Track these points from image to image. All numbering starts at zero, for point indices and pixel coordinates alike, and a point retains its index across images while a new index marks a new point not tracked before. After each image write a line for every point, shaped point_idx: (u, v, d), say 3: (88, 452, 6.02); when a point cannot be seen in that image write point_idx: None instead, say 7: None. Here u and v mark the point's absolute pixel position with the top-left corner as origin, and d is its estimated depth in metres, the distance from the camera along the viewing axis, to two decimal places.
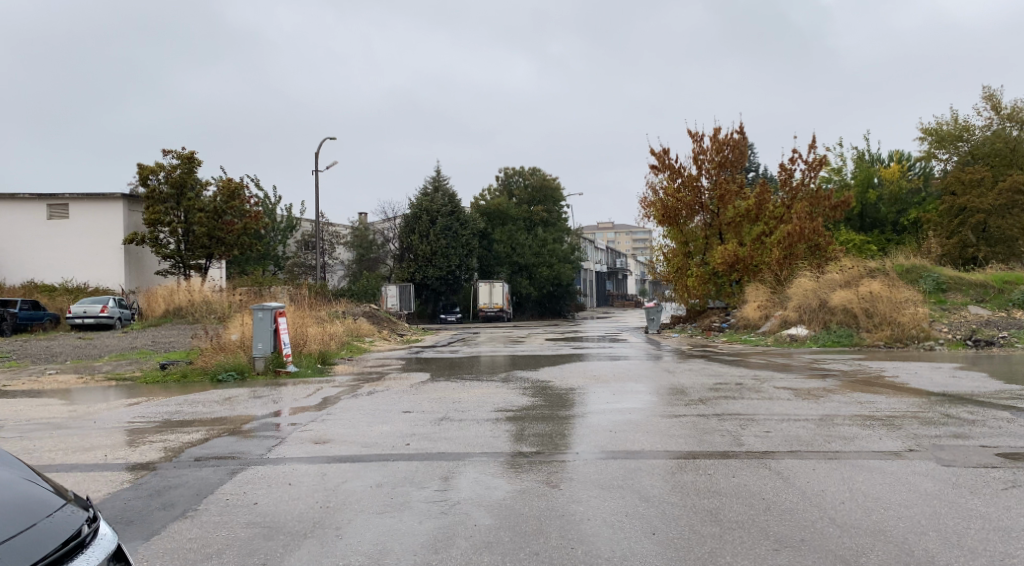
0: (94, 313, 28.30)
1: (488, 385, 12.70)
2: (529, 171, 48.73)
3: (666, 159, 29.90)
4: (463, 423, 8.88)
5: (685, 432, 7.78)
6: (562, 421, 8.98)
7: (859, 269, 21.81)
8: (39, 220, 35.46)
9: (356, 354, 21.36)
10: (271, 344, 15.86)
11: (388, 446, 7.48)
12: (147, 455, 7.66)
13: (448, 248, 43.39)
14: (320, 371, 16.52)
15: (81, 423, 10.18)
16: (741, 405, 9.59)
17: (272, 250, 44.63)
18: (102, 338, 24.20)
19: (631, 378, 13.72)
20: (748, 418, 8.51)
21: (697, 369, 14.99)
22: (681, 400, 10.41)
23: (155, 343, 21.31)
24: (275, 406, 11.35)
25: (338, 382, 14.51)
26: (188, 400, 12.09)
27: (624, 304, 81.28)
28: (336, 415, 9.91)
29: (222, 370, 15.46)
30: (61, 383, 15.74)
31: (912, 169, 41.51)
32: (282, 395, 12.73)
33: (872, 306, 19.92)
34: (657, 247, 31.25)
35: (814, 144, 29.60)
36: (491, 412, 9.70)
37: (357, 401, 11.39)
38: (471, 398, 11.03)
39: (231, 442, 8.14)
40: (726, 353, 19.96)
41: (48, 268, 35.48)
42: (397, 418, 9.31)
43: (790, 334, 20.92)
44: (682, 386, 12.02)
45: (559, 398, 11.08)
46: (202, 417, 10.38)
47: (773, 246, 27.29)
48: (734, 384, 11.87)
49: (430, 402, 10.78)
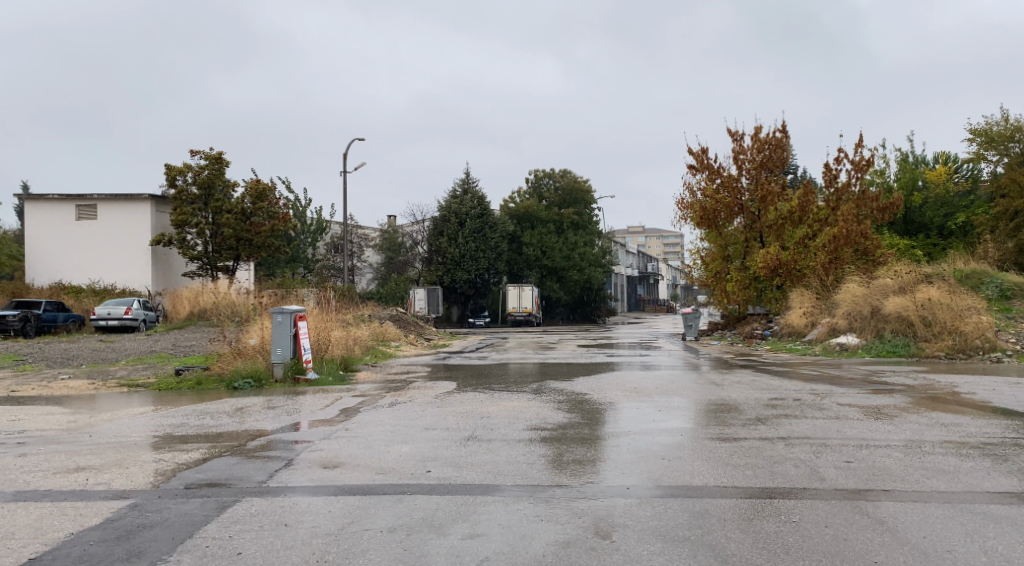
0: (118, 315, 27.70)
1: (520, 398, 11.67)
2: (560, 173, 47.54)
3: (705, 159, 28.74)
4: (492, 444, 7.90)
5: (750, 463, 6.70)
6: (604, 444, 7.96)
7: (915, 275, 20.56)
8: (68, 221, 35.04)
9: (381, 359, 20.43)
10: (291, 350, 14.96)
11: (405, 473, 6.48)
12: (134, 479, 6.74)
13: (477, 251, 42.50)
14: (342, 378, 15.56)
15: (76, 437, 9.26)
16: (806, 428, 8.49)
17: (302, 253, 43.98)
18: (123, 341, 23.46)
19: (674, 390, 12.60)
20: (821, 444, 7.43)
21: (746, 381, 13.88)
22: (735, 419, 9.32)
23: (175, 347, 20.53)
24: (289, 418, 10.40)
25: (361, 391, 13.59)
26: (198, 410, 11.20)
27: (656, 308, 79.95)
28: (354, 431, 8.96)
29: (238, 377, 14.58)
30: (70, 388, 14.89)
31: (959, 171, 39.78)
32: (300, 406, 11.81)
33: (931, 313, 18.67)
34: (693, 250, 30.18)
35: (861, 143, 28.23)
36: (524, 432, 8.66)
37: (377, 414, 10.41)
38: (500, 413, 10.00)
39: (228, 465, 7.17)
40: (772, 363, 18.80)
41: (76, 269, 35.06)
42: (418, 437, 8.30)
43: (839, 343, 19.77)
44: (733, 402, 10.92)
45: (596, 414, 10.05)
46: (206, 431, 9.42)
47: (818, 249, 26.03)
48: (791, 401, 10.79)
49: (456, 417, 9.76)
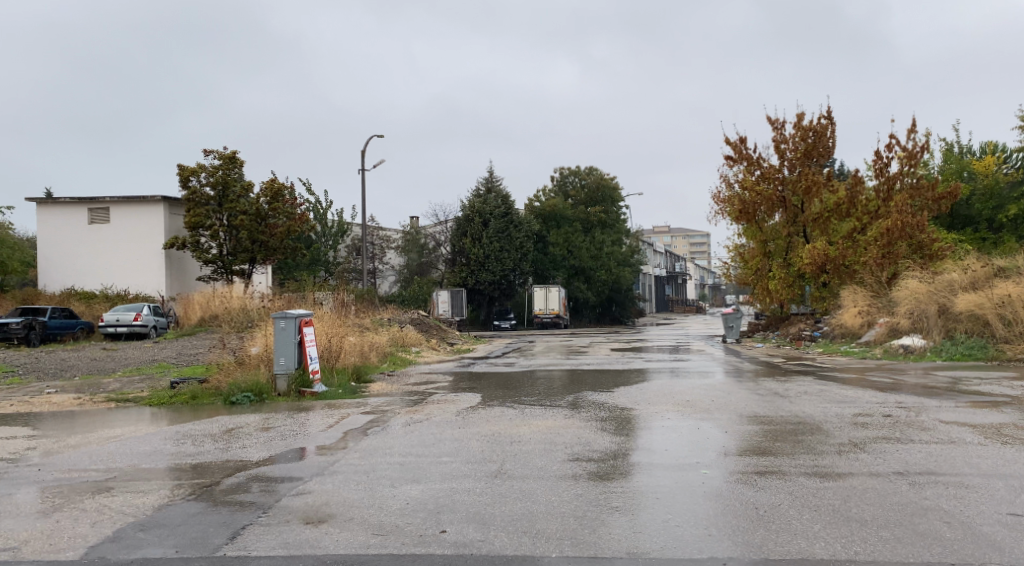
0: (127, 321, 26.23)
1: (555, 415, 10.01)
2: (586, 171, 45.62)
3: (743, 149, 26.88)
4: (530, 484, 6.24)
5: (876, 517, 4.99)
6: (669, 484, 6.24)
7: (986, 269, 19.10)
8: (81, 225, 33.75)
9: (400, 367, 18.81)
10: (295, 359, 13.29)
11: (411, 535, 4.86)
12: (59, 540, 5.09)
13: (502, 252, 40.93)
14: (354, 391, 13.88)
15: (20, 472, 7.59)
16: (926, 461, 6.77)
17: (323, 256, 42.55)
18: (127, 349, 21.95)
19: (733, 404, 10.91)
20: (962, 488, 5.73)
21: (814, 391, 12.21)
22: (825, 446, 7.62)
23: (178, 356, 18.98)
24: (284, 443, 8.71)
25: (374, 406, 11.98)
26: (180, 433, 9.55)
27: (684, 308, 77.73)
28: (357, 462, 7.30)
29: (236, 391, 12.98)
30: (50, 403, 13.23)
31: (1008, 162, 37.49)
32: (303, 426, 10.18)
33: (1011, 312, 17.31)
34: (731, 247, 28.39)
35: (913, 128, 26.15)
36: (565, 464, 6.92)
37: (387, 438, 8.69)
38: (534, 437, 8.31)
39: (184, 518, 5.49)
40: (832, 368, 17.18)
41: (88, 274, 33.74)
42: (435, 473, 6.64)
43: (902, 345, 18.19)
44: (810, 420, 9.18)
45: (645, 436, 8.34)
46: (177, 462, 7.70)
47: (869, 244, 24.16)
48: (882, 419, 9.14)
49: (482, 443, 8.04)
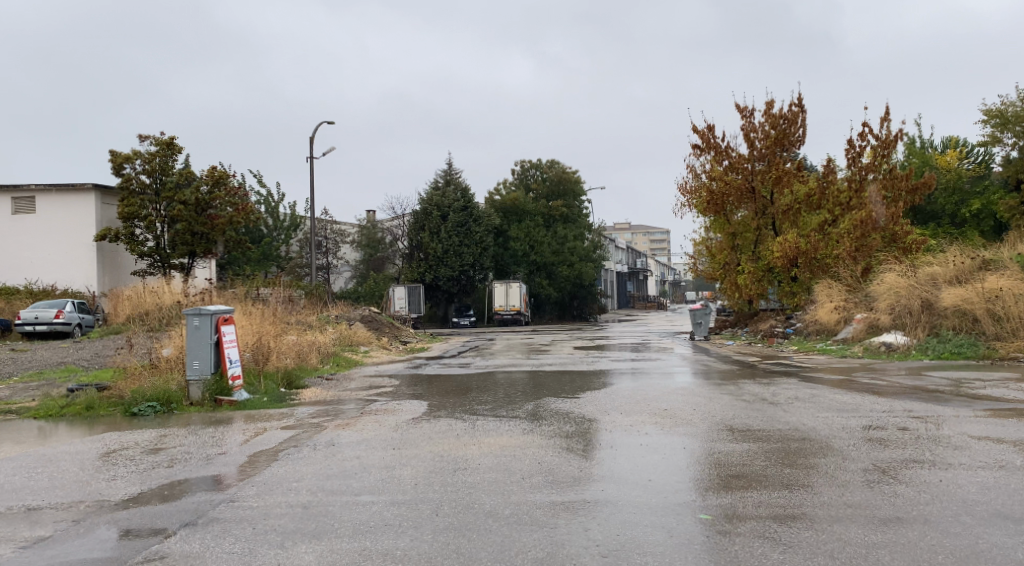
0: (46, 319, 23.99)
1: (511, 430, 8.35)
2: (547, 164, 43.96)
3: (711, 138, 25.43)
4: (470, 544, 4.64)
5: None
6: (660, 544, 4.61)
7: (969, 262, 17.87)
8: (3, 215, 31.42)
9: (343, 369, 17.01)
10: (212, 363, 11.43)
11: None
12: None
13: (459, 246, 39.16)
14: (281, 398, 12.08)
15: None
16: (988, 499, 5.23)
17: (274, 250, 40.46)
18: (41, 350, 19.79)
19: (718, 413, 9.37)
20: None
21: (807, 396, 10.75)
22: (854, 474, 6.04)
23: (91, 358, 16.93)
24: (173, 472, 6.91)
25: (300, 418, 10.22)
26: (47, 458, 7.68)
27: (645, 305, 76.56)
28: (249, 504, 5.55)
29: (140, 402, 11.15)
30: None
31: (971, 156, 36.60)
32: (204, 445, 8.39)
33: (1001, 307, 16.03)
34: (698, 240, 26.92)
35: (887, 114, 24.91)
36: (520, 506, 5.26)
37: (299, 466, 6.88)
38: (485, 464, 6.63)
39: None
40: (813, 368, 15.81)
41: (12, 268, 31.37)
42: (345, 525, 4.95)
43: (884, 342, 16.84)
44: (816, 436, 7.61)
45: (620, 461, 6.73)
46: (17, 504, 5.89)
47: (841, 236, 22.76)
48: (902, 435, 7.64)
49: (417, 473, 6.33)
